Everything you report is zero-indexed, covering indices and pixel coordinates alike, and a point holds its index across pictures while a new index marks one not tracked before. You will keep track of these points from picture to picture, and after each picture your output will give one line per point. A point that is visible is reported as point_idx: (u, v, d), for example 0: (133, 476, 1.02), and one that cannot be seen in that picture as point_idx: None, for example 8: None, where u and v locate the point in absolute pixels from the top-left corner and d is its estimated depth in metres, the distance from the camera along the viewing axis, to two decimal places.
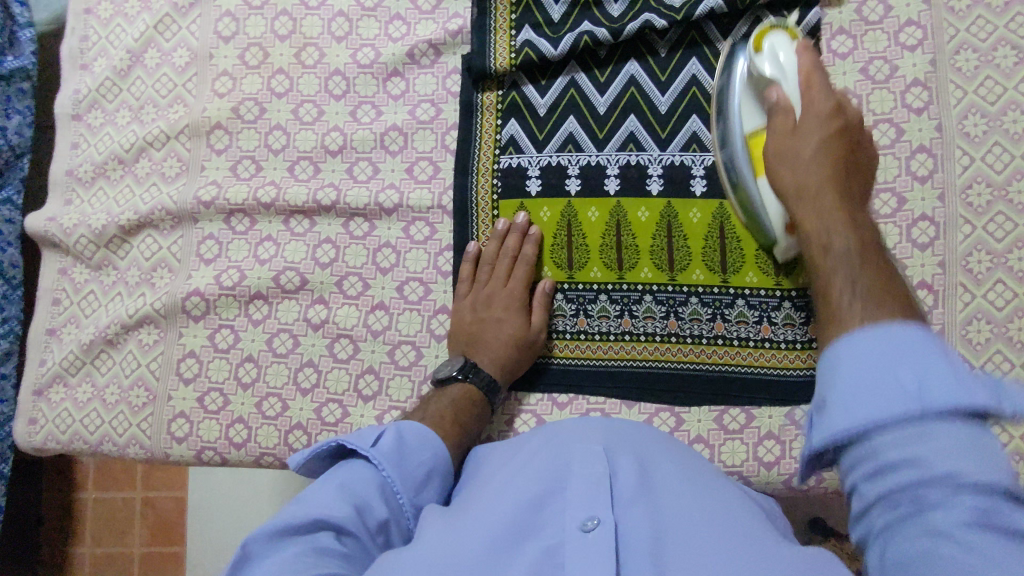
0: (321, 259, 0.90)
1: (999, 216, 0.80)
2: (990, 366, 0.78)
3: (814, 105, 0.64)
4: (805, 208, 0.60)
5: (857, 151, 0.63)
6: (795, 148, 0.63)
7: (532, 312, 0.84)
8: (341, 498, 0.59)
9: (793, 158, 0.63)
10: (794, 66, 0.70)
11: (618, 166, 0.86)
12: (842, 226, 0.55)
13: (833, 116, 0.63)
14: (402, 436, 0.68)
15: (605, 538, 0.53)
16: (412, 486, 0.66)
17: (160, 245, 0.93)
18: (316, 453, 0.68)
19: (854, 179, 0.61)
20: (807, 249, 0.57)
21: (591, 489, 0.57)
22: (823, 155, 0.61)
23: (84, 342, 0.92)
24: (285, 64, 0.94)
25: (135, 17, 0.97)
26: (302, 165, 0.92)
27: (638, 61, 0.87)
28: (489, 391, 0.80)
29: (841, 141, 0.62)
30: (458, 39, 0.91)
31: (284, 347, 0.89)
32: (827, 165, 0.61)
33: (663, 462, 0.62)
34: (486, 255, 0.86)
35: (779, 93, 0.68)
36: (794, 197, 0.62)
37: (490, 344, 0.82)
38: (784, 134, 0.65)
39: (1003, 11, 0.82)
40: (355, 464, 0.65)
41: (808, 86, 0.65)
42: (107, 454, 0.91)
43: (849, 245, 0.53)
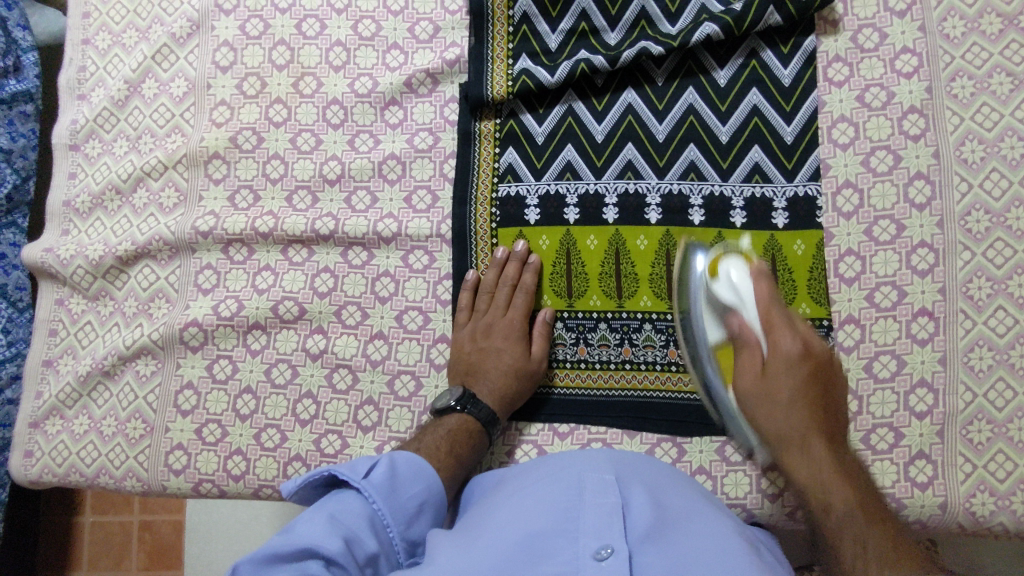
0: (319, 289, 0.89)
1: (998, 242, 0.80)
2: (992, 393, 0.78)
3: (783, 350, 0.67)
4: (800, 466, 0.67)
5: (826, 380, 0.68)
6: (764, 389, 0.68)
7: (532, 342, 0.84)
8: (332, 529, 0.58)
9: (779, 413, 0.67)
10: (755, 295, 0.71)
11: (616, 194, 0.86)
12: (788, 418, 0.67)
13: (802, 359, 0.67)
14: (395, 466, 0.68)
15: (620, 567, 0.53)
16: (403, 520, 0.65)
17: (158, 275, 0.93)
18: (308, 481, 0.68)
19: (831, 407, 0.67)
20: (799, 487, 0.67)
21: (607, 517, 0.57)
22: (800, 414, 0.66)
23: (81, 373, 0.91)
24: (282, 93, 0.94)
25: (133, 47, 0.98)
26: (301, 194, 0.92)
27: (635, 89, 0.88)
28: (488, 421, 0.79)
29: (810, 371, 0.67)
30: (455, 68, 0.92)
31: (282, 377, 0.88)
32: (803, 411, 0.66)
33: (672, 494, 0.63)
34: (485, 282, 0.86)
35: (742, 322, 0.71)
36: (789, 450, 0.67)
37: (490, 374, 0.81)
38: (756, 380, 0.68)
39: (997, 38, 0.83)
40: (347, 495, 0.64)
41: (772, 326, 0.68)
42: (104, 487, 0.90)
43: (847, 501, 0.64)
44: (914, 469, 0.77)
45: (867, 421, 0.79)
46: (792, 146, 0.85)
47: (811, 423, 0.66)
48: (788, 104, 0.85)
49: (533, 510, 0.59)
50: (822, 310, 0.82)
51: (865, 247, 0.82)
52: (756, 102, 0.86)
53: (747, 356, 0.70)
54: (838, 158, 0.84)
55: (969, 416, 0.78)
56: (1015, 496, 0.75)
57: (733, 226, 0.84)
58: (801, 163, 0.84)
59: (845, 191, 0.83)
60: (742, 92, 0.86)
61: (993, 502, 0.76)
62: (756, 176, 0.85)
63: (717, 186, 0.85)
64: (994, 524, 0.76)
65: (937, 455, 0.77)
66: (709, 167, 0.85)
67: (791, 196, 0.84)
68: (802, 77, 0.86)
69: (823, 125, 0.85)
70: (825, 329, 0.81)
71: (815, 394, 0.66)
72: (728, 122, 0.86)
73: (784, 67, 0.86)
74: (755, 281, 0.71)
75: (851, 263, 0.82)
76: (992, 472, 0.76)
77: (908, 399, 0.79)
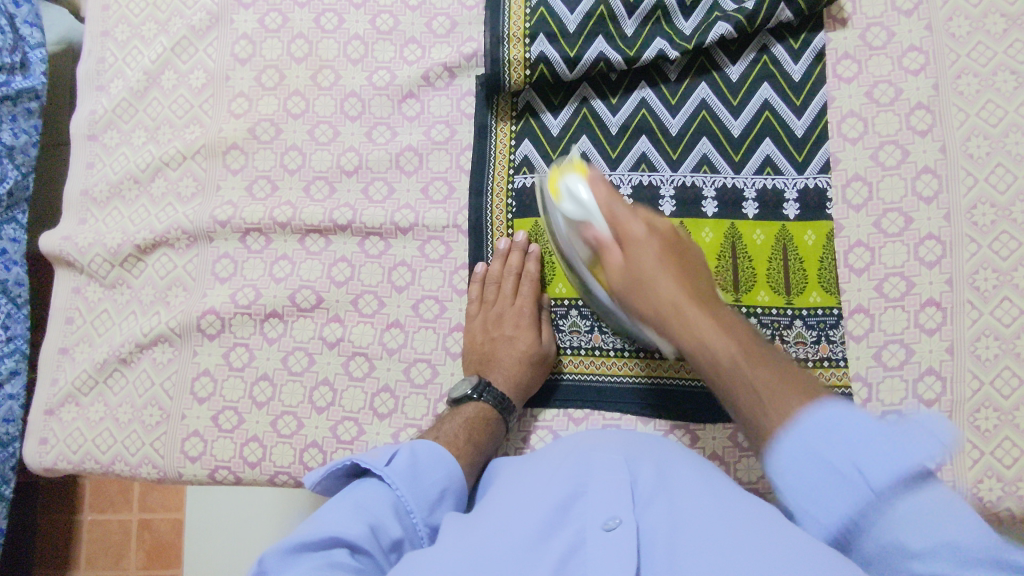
0: (336, 277, 0.90)
1: (1003, 235, 0.82)
2: (999, 382, 0.80)
3: (632, 235, 0.68)
4: (681, 328, 0.65)
5: (680, 254, 0.69)
6: (640, 287, 0.67)
7: (540, 330, 0.85)
8: (356, 514, 0.59)
9: (685, 321, 0.65)
10: (597, 204, 0.68)
11: (630, 186, 0.88)
12: (718, 339, 0.64)
13: (651, 237, 0.68)
14: (415, 455, 0.68)
15: (627, 537, 0.55)
16: (426, 506, 0.66)
17: (175, 263, 0.93)
18: (330, 471, 0.68)
19: (694, 277, 0.69)
20: (703, 368, 0.64)
21: (613, 491, 0.59)
22: (666, 270, 0.66)
23: (97, 360, 0.92)
24: (301, 85, 0.95)
25: (152, 39, 0.99)
26: (318, 185, 0.93)
27: (649, 84, 0.89)
28: (503, 408, 0.80)
29: (665, 245, 0.68)
30: (472, 62, 0.93)
31: (299, 365, 0.89)
32: (679, 283, 0.66)
33: (684, 467, 0.62)
34: (491, 274, 0.87)
35: (595, 234, 0.69)
36: (666, 322, 0.66)
37: (504, 362, 0.82)
38: (705, 328, 0.64)
39: (1002, 37, 0.85)
40: (370, 482, 0.65)
41: (616, 223, 0.68)
42: (118, 474, 0.90)
43: (735, 351, 0.63)
44: None
45: (877, 408, 0.81)
46: (803, 140, 0.87)
47: (687, 289, 0.66)
48: (798, 99, 0.87)
49: (546, 485, 0.60)
50: (832, 299, 0.83)
51: (874, 238, 0.84)
52: (767, 97, 0.87)
53: (610, 255, 0.69)
54: (847, 152, 0.86)
55: (977, 404, 0.79)
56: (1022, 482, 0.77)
57: (745, 218, 0.86)
58: (811, 156, 0.86)
59: (854, 184, 0.85)
60: (754, 87, 0.88)
61: (1000, 488, 0.77)
62: (767, 169, 0.86)
63: (729, 178, 0.87)
64: (1002, 509, 0.77)
65: None
66: (722, 160, 0.87)
67: (802, 189, 0.86)
68: (811, 73, 0.88)
69: (833, 120, 0.87)
70: (835, 317, 0.83)
71: (674, 267, 0.67)
72: (740, 116, 0.88)
73: (795, 63, 0.88)
74: (631, 219, 0.68)
75: (861, 254, 0.84)
76: (999, 459, 0.78)
77: (917, 387, 0.81)
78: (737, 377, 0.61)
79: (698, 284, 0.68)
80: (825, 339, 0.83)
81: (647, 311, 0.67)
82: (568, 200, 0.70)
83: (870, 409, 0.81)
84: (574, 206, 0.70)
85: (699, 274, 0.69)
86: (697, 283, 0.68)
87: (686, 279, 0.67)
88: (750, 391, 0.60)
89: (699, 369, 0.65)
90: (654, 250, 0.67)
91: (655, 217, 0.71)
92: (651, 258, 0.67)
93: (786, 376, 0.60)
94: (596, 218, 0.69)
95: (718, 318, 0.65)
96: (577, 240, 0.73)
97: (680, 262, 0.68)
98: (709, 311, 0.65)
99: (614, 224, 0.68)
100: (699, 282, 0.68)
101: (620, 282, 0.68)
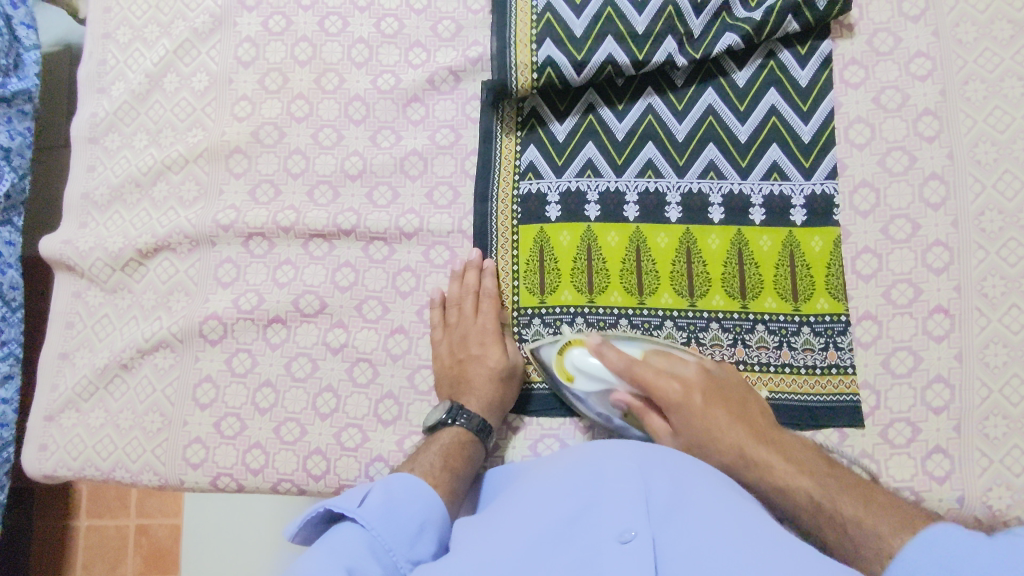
0: (340, 283, 0.89)
1: (1011, 242, 0.82)
2: (1008, 389, 0.79)
3: (681, 376, 0.76)
4: (747, 472, 0.71)
5: (724, 389, 0.76)
6: (702, 420, 0.73)
7: (507, 345, 0.84)
8: (333, 558, 0.56)
9: (755, 466, 0.71)
10: (606, 369, 0.78)
11: (636, 192, 0.87)
12: (799, 481, 0.69)
13: (687, 394, 0.74)
14: (390, 491, 0.66)
15: (641, 550, 0.53)
16: (406, 542, 0.63)
17: (177, 268, 0.93)
18: (304, 521, 0.65)
19: (730, 400, 0.75)
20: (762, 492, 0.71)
21: (626, 503, 0.57)
22: (733, 431, 0.73)
23: (98, 366, 0.91)
24: (304, 88, 0.94)
25: (154, 41, 0.98)
26: (322, 189, 0.92)
27: (655, 89, 0.89)
28: (480, 431, 0.79)
29: (722, 400, 0.75)
30: (478, 66, 0.93)
31: (303, 371, 0.88)
32: (721, 410, 0.74)
33: (695, 485, 0.62)
34: (451, 297, 0.86)
35: (619, 395, 0.77)
36: (702, 449, 0.73)
37: (474, 382, 0.81)
38: (775, 475, 0.70)
39: (1009, 44, 0.85)
40: (343, 527, 0.62)
41: (647, 380, 0.75)
42: (119, 482, 0.89)
43: (811, 490, 0.68)
44: (932, 464, 0.78)
45: (885, 415, 0.80)
46: (810, 145, 0.86)
47: (747, 430, 0.73)
48: (806, 104, 0.87)
49: (555, 499, 0.60)
50: (839, 306, 0.83)
51: (882, 245, 0.84)
52: (774, 102, 0.87)
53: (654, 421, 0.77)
54: (854, 158, 0.86)
55: (985, 412, 0.79)
56: None
57: (752, 224, 0.85)
58: (818, 162, 0.86)
59: (862, 190, 0.85)
60: (761, 92, 0.88)
61: (1010, 495, 0.76)
62: (774, 174, 0.86)
63: (736, 184, 0.86)
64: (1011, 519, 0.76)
65: (955, 450, 0.78)
66: (729, 165, 0.87)
67: (809, 195, 0.85)
68: (818, 78, 0.88)
69: (840, 126, 0.87)
70: (843, 324, 0.83)
71: (739, 421, 0.73)
72: (747, 121, 0.87)
73: (802, 68, 0.88)
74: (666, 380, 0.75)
75: (868, 260, 0.84)
76: (1008, 467, 0.78)
77: (925, 394, 0.80)
78: (794, 489, 0.69)
79: (754, 418, 0.74)
80: (832, 346, 0.82)
81: (734, 472, 0.72)
82: (579, 375, 0.79)
83: (878, 417, 0.80)
84: (592, 374, 0.78)
85: (748, 403, 0.76)
86: (747, 413, 0.75)
87: (735, 412, 0.74)
88: (834, 523, 0.66)
89: (754, 484, 0.71)
90: (696, 407, 0.73)
91: (700, 367, 0.77)
92: (705, 410, 0.74)
93: (847, 484, 0.68)
94: (614, 381, 0.78)
95: (760, 434, 0.73)
96: (605, 405, 0.80)
97: (727, 403, 0.75)
98: (768, 445, 0.72)
99: (658, 381, 0.75)
100: (703, 370, 0.77)
101: (651, 405, 0.76)
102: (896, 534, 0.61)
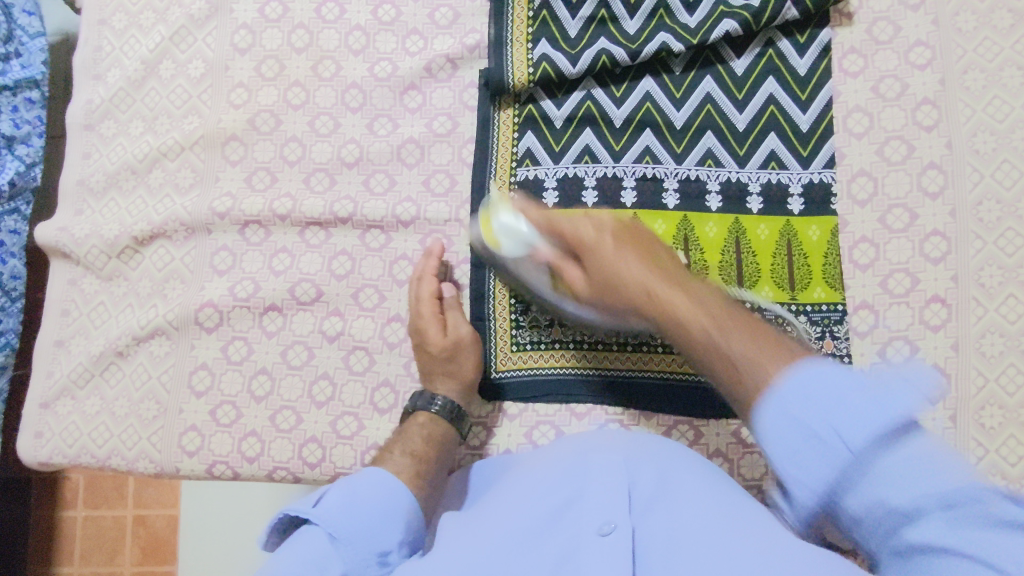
0: (336, 271, 0.89)
1: (1009, 232, 0.81)
2: (1004, 379, 0.79)
3: (579, 234, 0.69)
4: (653, 312, 0.65)
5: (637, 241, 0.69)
6: (613, 262, 0.67)
7: (446, 321, 0.83)
8: (290, 569, 0.57)
9: (664, 304, 0.64)
10: (534, 229, 0.73)
11: (634, 179, 0.87)
12: (684, 304, 0.63)
13: (601, 235, 0.69)
14: (348, 488, 0.65)
15: (620, 543, 0.54)
16: (371, 534, 0.63)
17: (173, 255, 0.92)
18: (271, 529, 0.65)
19: (645, 246, 0.69)
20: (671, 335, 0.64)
21: (607, 497, 0.58)
22: (676, 297, 0.63)
23: (94, 353, 0.91)
24: (301, 76, 0.94)
25: (150, 28, 0.97)
26: (318, 177, 0.92)
27: (654, 77, 0.89)
28: (454, 417, 0.79)
29: (638, 249, 0.68)
30: (475, 53, 0.92)
31: (299, 359, 0.88)
32: (634, 252, 0.68)
33: (683, 472, 0.62)
34: (431, 272, 0.84)
35: (545, 254, 0.73)
36: (608, 292, 0.68)
37: (459, 362, 0.80)
38: (682, 322, 0.62)
39: (1009, 33, 0.85)
40: (303, 532, 0.62)
41: (566, 230, 0.70)
42: (114, 469, 0.89)
43: (705, 323, 0.60)
44: None
45: None
46: (808, 134, 0.86)
47: (648, 272, 0.66)
48: (804, 93, 0.87)
49: (538, 491, 0.60)
50: (836, 295, 0.83)
51: (879, 234, 0.84)
52: (773, 90, 0.87)
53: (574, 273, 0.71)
54: (852, 147, 0.85)
55: (980, 402, 0.79)
56: None
57: (749, 212, 0.85)
58: (816, 151, 0.86)
59: (859, 179, 0.85)
60: (759, 81, 0.87)
61: (1004, 485, 0.77)
62: (772, 163, 0.86)
63: (734, 172, 0.86)
64: None
65: (949, 439, 0.79)
66: (727, 154, 0.86)
67: (807, 183, 0.85)
68: (817, 67, 0.87)
69: (839, 114, 0.86)
70: (840, 313, 0.82)
71: (642, 259, 0.67)
72: (745, 109, 0.87)
73: (801, 57, 0.87)
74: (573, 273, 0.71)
75: (865, 249, 0.84)
76: (1003, 456, 0.78)
77: None
78: (704, 345, 0.60)
79: (669, 270, 0.67)
80: (829, 335, 0.82)
81: (630, 309, 0.67)
82: (502, 237, 0.76)
83: None
84: (510, 223, 0.74)
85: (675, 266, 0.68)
86: (656, 254, 0.69)
87: (648, 260, 0.67)
88: (726, 361, 0.58)
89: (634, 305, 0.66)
90: (608, 248, 0.68)
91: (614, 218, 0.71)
92: (615, 251, 0.68)
93: (758, 335, 0.58)
94: (541, 242, 0.73)
95: (683, 286, 0.65)
96: (532, 270, 0.77)
97: (647, 256, 0.68)
98: (674, 285, 0.65)
99: (567, 225, 0.70)
100: (690, 279, 0.66)
101: (592, 293, 0.70)
102: (775, 371, 0.54)
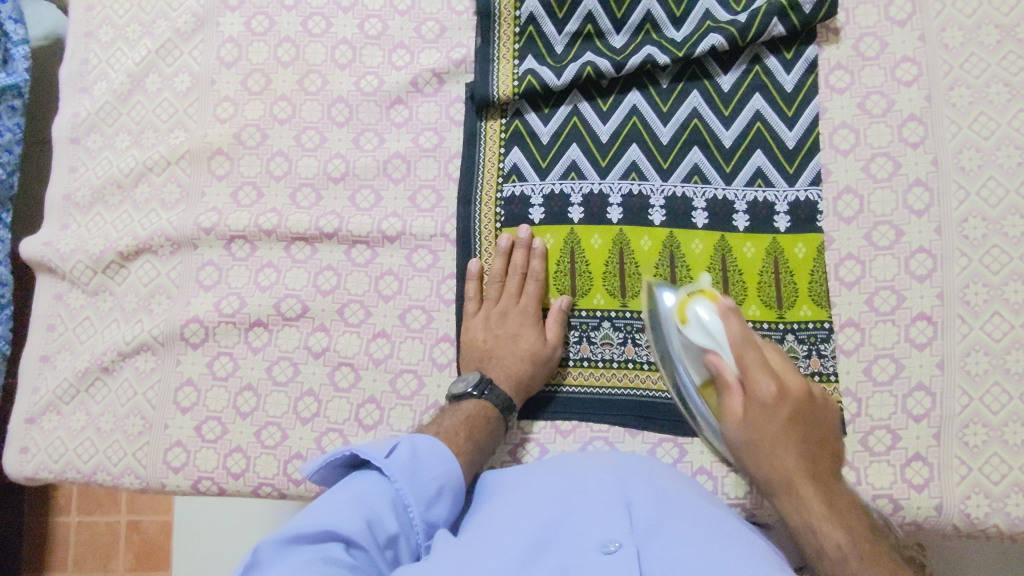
0: (322, 286, 0.89)
1: (994, 249, 0.81)
2: (989, 398, 0.79)
3: (759, 393, 0.69)
4: (789, 500, 0.70)
5: (809, 423, 0.70)
6: (758, 427, 0.70)
7: (546, 327, 0.84)
8: (353, 507, 0.58)
9: (769, 452, 0.70)
10: (722, 335, 0.71)
11: (620, 195, 0.87)
12: (831, 529, 0.67)
13: (779, 402, 0.69)
14: (416, 449, 0.67)
15: (626, 559, 0.54)
16: (424, 501, 0.64)
17: (158, 270, 0.92)
18: (329, 462, 0.66)
19: (817, 449, 0.70)
20: (805, 545, 0.70)
21: (608, 515, 0.58)
22: (789, 443, 0.69)
23: (79, 369, 0.91)
24: (287, 90, 0.94)
25: (136, 41, 0.97)
26: (304, 192, 0.92)
27: (640, 91, 0.88)
28: (505, 408, 0.79)
29: (801, 429, 0.69)
30: (461, 68, 0.92)
31: (284, 375, 0.88)
32: (786, 421, 0.69)
33: (679, 496, 0.63)
34: (494, 272, 0.86)
35: (718, 363, 0.72)
36: (755, 450, 0.71)
37: (505, 359, 0.81)
38: (806, 510, 0.69)
39: (995, 49, 0.85)
40: (368, 476, 0.63)
41: (747, 369, 0.69)
42: (100, 485, 0.89)
43: (842, 543, 0.66)
44: (911, 472, 0.79)
45: (866, 422, 0.80)
46: (794, 151, 0.86)
47: (778, 395, 0.69)
48: (790, 109, 0.86)
49: (536, 503, 0.61)
50: (823, 313, 0.83)
51: (865, 252, 0.83)
52: (759, 106, 0.87)
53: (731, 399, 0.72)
54: (838, 163, 0.85)
55: (965, 421, 0.79)
56: (1010, 499, 0.76)
57: (735, 229, 0.85)
58: (802, 168, 0.85)
59: (845, 197, 0.85)
60: (746, 97, 0.87)
61: (988, 504, 0.76)
62: (758, 180, 0.86)
63: (720, 188, 0.86)
64: (990, 526, 0.77)
65: (934, 458, 0.78)
66: (713, 169, 0.86)
67: (793, 201, 0.85)
68: (804, 82, 0.87)
69: (825, 131, 0.86)
70: (826, 331, 0.82)
71: (796, 443, 0.69)
72: (731, 125, 0.87)
73: (787, 73, 0.87)
74: (768, 411, 0.69)
75: (851, 267, 0.83)
76: (988, 475, 0.77)
77: (906, 402, 0.80)
78: (817, 528, 0.68)
79: (820, 454, 0.70)
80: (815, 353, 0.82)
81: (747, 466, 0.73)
82: (693, 324, 0.74)
83: (860, 423, 0.80)
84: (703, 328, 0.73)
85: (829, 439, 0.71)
86: (761, 333, 0.71)
87: (804, 433, 0.70)
88: (806, 521, 0.68)
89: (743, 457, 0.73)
90: (779, 421, 0.69)
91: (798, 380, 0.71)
92: (779, 429, 0.69)
93: (822, 444, 0.70)
94: (719, 347, 0.72)
95: (818, 476, 0.69)
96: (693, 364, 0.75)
97: (803, 428, 0.70)
98: (815, 484, 0.69)
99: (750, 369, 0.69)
100: (832, 476, 0.71)
101: (738, 432, 0.72)
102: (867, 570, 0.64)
